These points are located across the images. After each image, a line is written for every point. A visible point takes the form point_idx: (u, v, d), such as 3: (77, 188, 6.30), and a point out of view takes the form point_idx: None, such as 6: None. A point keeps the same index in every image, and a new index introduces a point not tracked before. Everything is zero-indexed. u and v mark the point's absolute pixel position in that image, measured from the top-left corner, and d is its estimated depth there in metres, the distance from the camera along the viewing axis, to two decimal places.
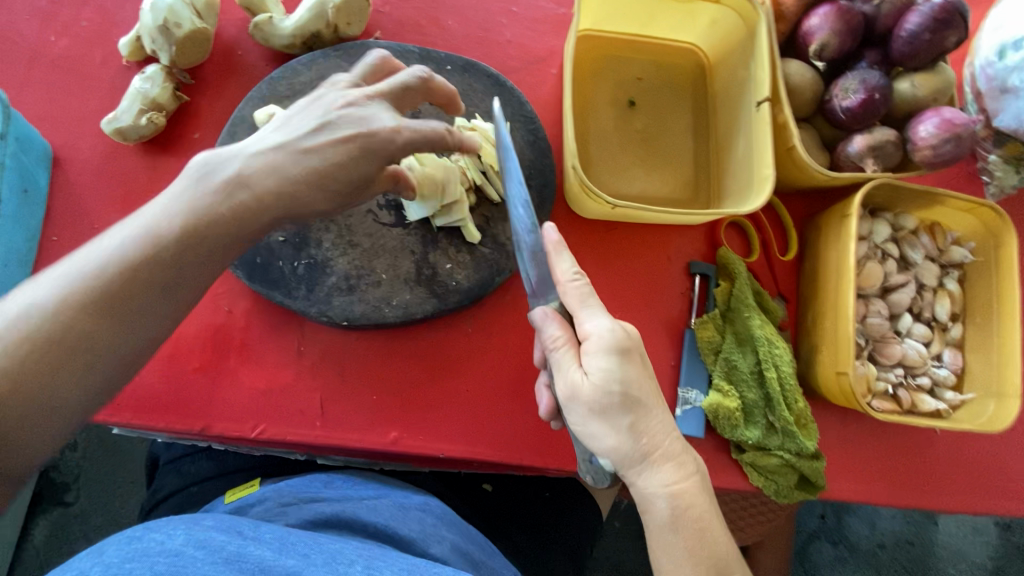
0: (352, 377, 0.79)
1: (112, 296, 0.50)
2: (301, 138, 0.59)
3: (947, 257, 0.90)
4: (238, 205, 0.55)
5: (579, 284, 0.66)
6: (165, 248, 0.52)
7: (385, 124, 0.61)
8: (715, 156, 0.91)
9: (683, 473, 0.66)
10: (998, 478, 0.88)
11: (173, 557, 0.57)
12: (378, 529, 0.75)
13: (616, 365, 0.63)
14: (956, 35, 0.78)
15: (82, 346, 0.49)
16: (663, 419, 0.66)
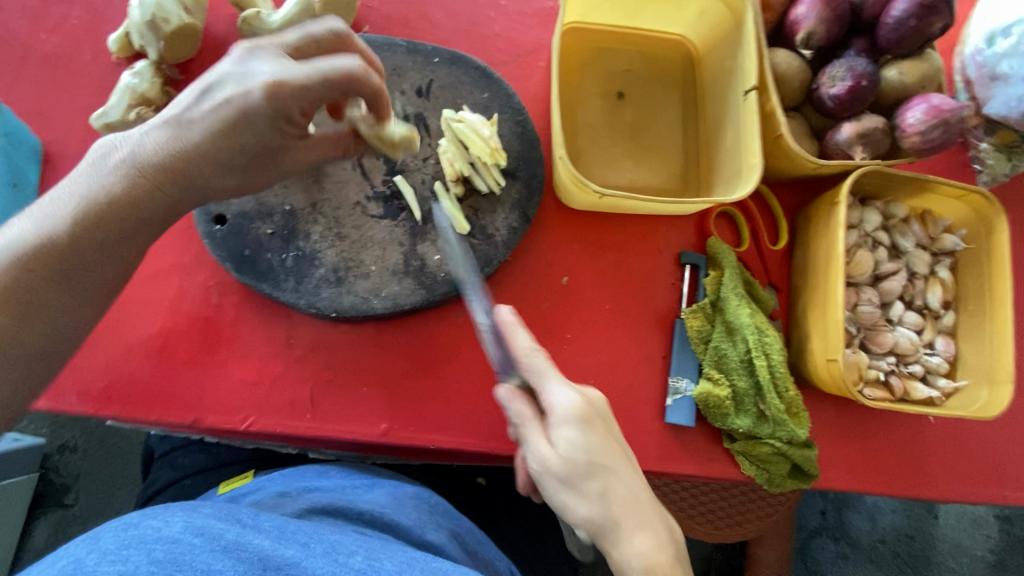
0: (343, 369, 0.79)
1: (23, 277, 0.56)
2: (182, 123, 0.58)
3: (939, 245, 0.89)
4: (147, 187, 0.59)
5: (539, 355, 0.68)
6: (72, 230, 0.57)
7: (259, 77, 0.56)
8: (705, 146, 0.91)
9: (657, 541, 0.65)
10: (993, 466, 0.87)
11: (171, 544, 0.57)
12: (374, 517, 0.75)
13: (581, 433, 0.65)
14: (941, 21, 0.78)
15: (21, 310, 0.56)
16: (632, 482, 0.66)
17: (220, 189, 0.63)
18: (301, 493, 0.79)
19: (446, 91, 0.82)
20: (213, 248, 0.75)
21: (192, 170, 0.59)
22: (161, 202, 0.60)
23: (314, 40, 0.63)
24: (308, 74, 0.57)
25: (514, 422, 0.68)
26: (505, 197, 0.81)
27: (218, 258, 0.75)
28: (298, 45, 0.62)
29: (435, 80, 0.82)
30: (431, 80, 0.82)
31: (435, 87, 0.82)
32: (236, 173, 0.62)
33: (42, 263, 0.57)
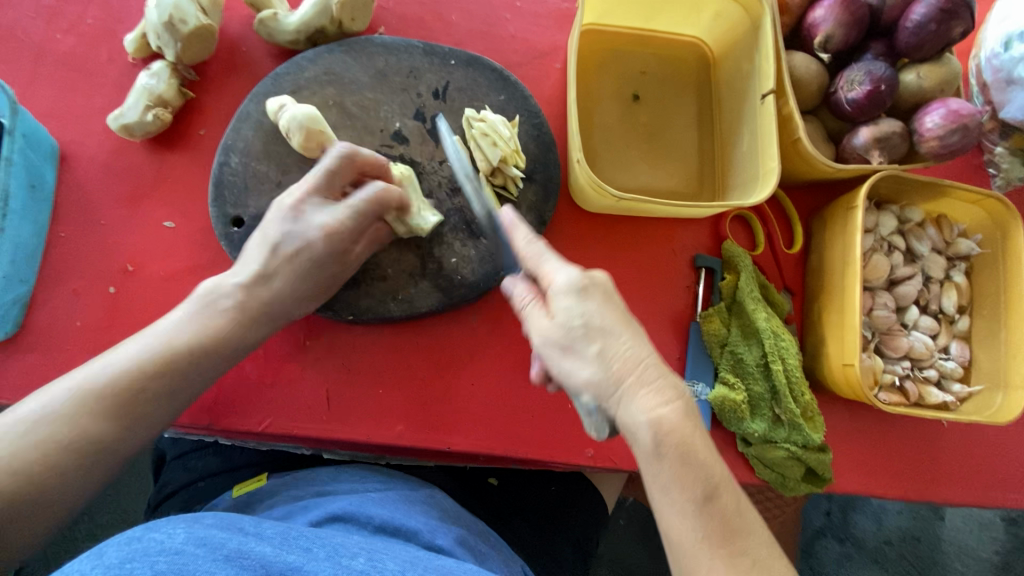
0: (359, 372, 0.79)
1: (119, 406, 0.59)
2: (264, 274, 0.68)
3: (954, 249, 0.89)
4: (250, 326, 0.68)
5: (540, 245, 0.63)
6: (166, 366, 0.62)
7: (313, 231, 0.68)
8: (720, 149, 0.91)
9: (666, 394, 0.58)
10: (1006, 470, 0.87)
11: (174, 555, 0.56)
12: (384, 522, 0.75)
13: (580, 300, 0.59)
14: (962, 25, 0.77)
15: (95, 448, 0.58)
16: (641, 345, 0.59)
17: (298, 316, 0.72)
18: (313, 498, 0.79)
19: (463, 93, 0.82)
20: (230, 249, 0.74)
21: (280, 306, 0.69)
22: (259, 337, 0.69)
23: (332, 171, 0.69)
24: (349, 215, 0.69)
25: (517, 311, 0.63)
26: (521, 200, 0.81)
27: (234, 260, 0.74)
28: (324, 179, 0.70)
29: (452, 82, 0.82)
30: (448, 82, 0.82)
31: (452, 89, 0.82)
32: (316, 299, 0.72)
33: (154, 381, 0.61)
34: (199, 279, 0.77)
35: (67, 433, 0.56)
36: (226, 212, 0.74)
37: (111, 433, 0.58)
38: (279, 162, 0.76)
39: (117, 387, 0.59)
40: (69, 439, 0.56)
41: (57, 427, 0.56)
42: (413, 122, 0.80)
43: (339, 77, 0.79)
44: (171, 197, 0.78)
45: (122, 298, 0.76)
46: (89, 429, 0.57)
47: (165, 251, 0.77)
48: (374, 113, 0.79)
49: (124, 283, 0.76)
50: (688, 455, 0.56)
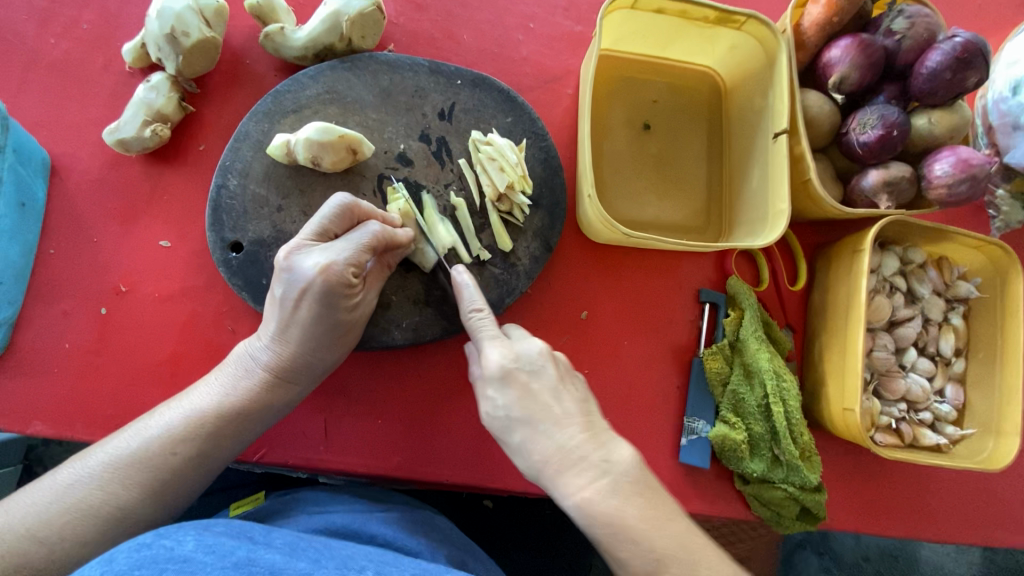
0: (358, 403, 0.77)
1: (151, 477, 0.62)
2: (281, 330, 0.66)
3: (954, 291, 0.90)
4: (282, 385, 0.68)
5: (481, 316, 0.65)
6: (192, 430, 0.64)
7: (313, 272, 0.64)
8: (729, 182, 0.91)
9: (592, 476, 0.57)
10: (993, 511, 0.90)
11: (184, 562, 0.53)
12: (385, 541, 0.75)
13: (499, 387, 0.61)
14: (976, 76, 0.77)
15: (121, 515, 0.60)
16: (564, 428, 0.59)
17: (328, 367, 0.70)
18: (314, 515, 0.78)
19: (469, 115, 0.79)
20: (229, 275, 0.72)
21: (304, 359, 0.68)
22: (293, 394, 0.70)
23: (331, 218, 0.66)
24: (349, 253, 0.65)
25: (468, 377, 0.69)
26: (528, 226, 0.79)
27: (234, 286, 0.72)
28: (324, 227, 0.66)
29: (457, 102, 0.79)
30: (454, 103, 0.79)
31: (458, 110, 0.79)
32: (340, 345, 0.69)
33: (185, 446, 0.63)
34: (195, 302, 0.74)
35: (94, 499, 0.59)
36: (225, 237, 0.72)
37: (137, 502, 0.61)
38: (280, 184, 0.73)
39: (148, 456, 0.62)
40: (97, 505, 0.59)
41: (86, 493, 0.60)
42: (418, 143, 0.78)
43: (342, 95, 0.77)
44: (168, 216, 0.75)
45: (115, 320, 0.73)
46: (117, 496, 0.60)
47: (161, 271, 0.74)
48: (378, 134, 0.77)
49: (117, 304, 0.73)
50: (619, 531, 0.55)
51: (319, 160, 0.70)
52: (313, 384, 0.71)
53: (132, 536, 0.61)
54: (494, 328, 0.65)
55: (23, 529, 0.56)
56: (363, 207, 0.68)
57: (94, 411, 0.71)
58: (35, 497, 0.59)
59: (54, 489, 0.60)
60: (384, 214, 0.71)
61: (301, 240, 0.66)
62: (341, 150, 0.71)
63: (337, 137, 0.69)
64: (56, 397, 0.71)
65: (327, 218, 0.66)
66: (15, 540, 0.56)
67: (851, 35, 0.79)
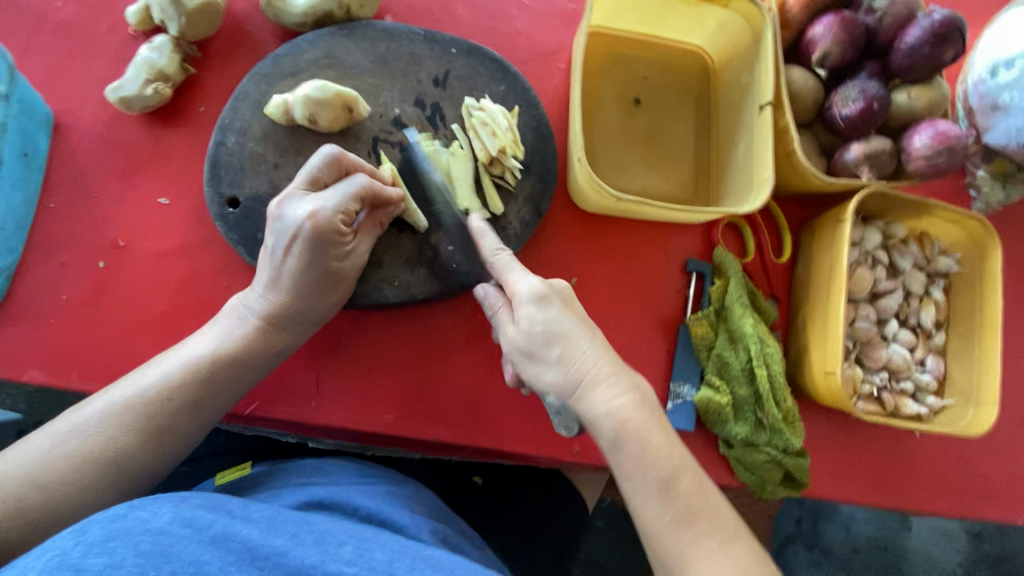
0: (349, 360, 0.79)
1: (148, 422, 0.63)
2: (274, 279, 0.68)
3: (934, 266, 0.92)
4: (276, 333, 0.70)
5: (507, 249, 0.69)
6: (190, 375, 0.65)
7: (303, 218, 0.66)
8: (717, 156, 0.93)
9: (624, 388, 0.61)
10: (973, 483, 0.92)
11: (159, 535, 0.52)
12: (369, 513, 0.76)
13: (542, 307, 0.63)
14: (953, 50, 0.80)
15: (118, 461, 0.61)
16: (596, 345, 0.62)
17: (320, 316, 0.72)
18: (298, 488, 0.79)
19: (463, 83, 0.81)
20: (225, 230, 0.73)
21: (298, 309, 0.70)
22: (288, 343, 0.71)
23: (320, 168, 0.68)
24: (337, 200, 0.67)
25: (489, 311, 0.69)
26: (518, 191, 0.81)
27: (230, 240, 0.73)
28: (313, 177, 0.68)
29: (452, 70, 0.81)
30: (448, 71, 0.81)
31: (452, 77, 0.81)
32: (332, 295, 0.71)
33: (181, 391, 0.64)
34: (191, 257, 0.76)
35: (93, 444, 0.60)
36: (222, 193, 0.74)
37: (136, 447, 0.62)
38: (277, 144, 0.75)
39: (145, 403, 0.63)
40: (95, 451, 0.60)
41: (83, 439, 0.60)
42: (412, 108, 0.80)
43: (340, 60, 0.79)
44: (167, 174, 0.77)
45: (113, 273, 0.74)
46: (115, 441, 0.61)
47: (159, 228, 0.76)
48: (374, 99, 0.79)
49: (114, 258, 0.75)
50: (647, 445, 0.59)
51: (316, 119, 0.72)
52: (307, 333, 0.73)
53: (130, 483, 0.62)
54: (519, 261, 0.69)
55: (20, 476, 0.57)
56: (352, 159, 0.69)
57: (89, 362, 0.72)
58: (34, 444, 0.59)
59: (48, 440, 0.60)
60: (371, 167, 0.73)
61: (294, 190, 0.68)
62: (337, 114, 0.73)
63: (334, 94, 0.71)
64: (52, 346, 0.72)
65: (315, 167, 0.68)
66: (14, 486, 0.56)
67: (833, 12, 0.82)
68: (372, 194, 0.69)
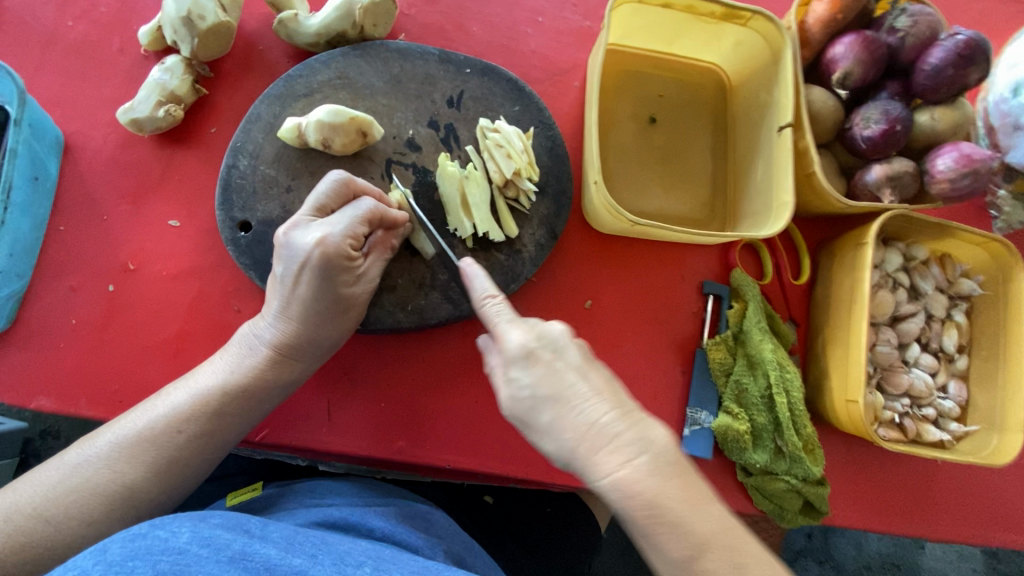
0: (362, 385, 0.77)
1: (157, 456, 0.61)
2: (282, 307, 0.66)
3: (956, 289, 0.90)
4: (285, 362, 0.68)
5: (496, 302, 0.63)
6: (199, 407, 0.64)
7: (308, 245, 0.64)
8: (735, 177, 0.91)
9: (633, 455, 0.55)
10: (995, 511, 0.90)
11: (177, 554, 0.52)
12: (384, 534, 0.76)
13: (525, 369, 0.59)
14: (977, 73, 0.78)
15: (127, 495, 0.60)
16: (597, 404, 0.57)
17: (331, 343, 0.70)
18: (312, 508, 0.79)
19: (477, 103, 0.80)
20: (237, 254, 0.72)
21: (307, 337, 0.68)
22: (298, 372, 0.69)
23: (328, 194, 0.67)
24: (345, 225, 0.65)
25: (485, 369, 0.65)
26: (534, 214, 0.80)
27: (242, 265, 0.72)
28: (320, 203, 0.66)
29: (466, 91, 0.80)
30: (463, 91, 0.80)
31: (466, 98, 0.80)
32: (342, 322, 0.69)
33: (190, 424, 0.63)
34: (202, 281, 0.75)
35: (102, 477, 0.59)
36: (234, 217, 0.73)
37: (144, 481, 0.61)
38: (289, 167, 0.74)
39: (153, 436, 0.62)
40: (105, 484, 0.59)
41: (93, 472, 0.60)
42: (427, 130, 0.78)
43: (353, 81, 0.78)
44: (178, 196, 0.76)
45: (122, 297, 0.73)
46: (124, 474, 0.60)
47: (169, 251, 0.75)
48: (387, 119, 0.78)
49: (124, 281, 0.74)
50: (663, 516, 0.53)
51: (329, 143, 0.71)
52: (318, 361, 0.71)
53: (140, 516, 0.61)
54: (509, 310, 0.63)
55: (32, 508, 0.57)
56: (360, 185, 0.68)
57: (98, 388, 0.71)
58: (45, 477, 0.59)
59: (61, 470, 0.60)
60: (380, 191, 0.72)
61: (300, 216, 0.66)
62: (353, 138, 0.72)
63: (348, 119, 0.70)
64: (61, 371, 0.71)
65: (321, 192, 0.67)
66: (24, 520, 0.56)
67: (855, 31, 0.81)
68: (378, 218, 0.68)
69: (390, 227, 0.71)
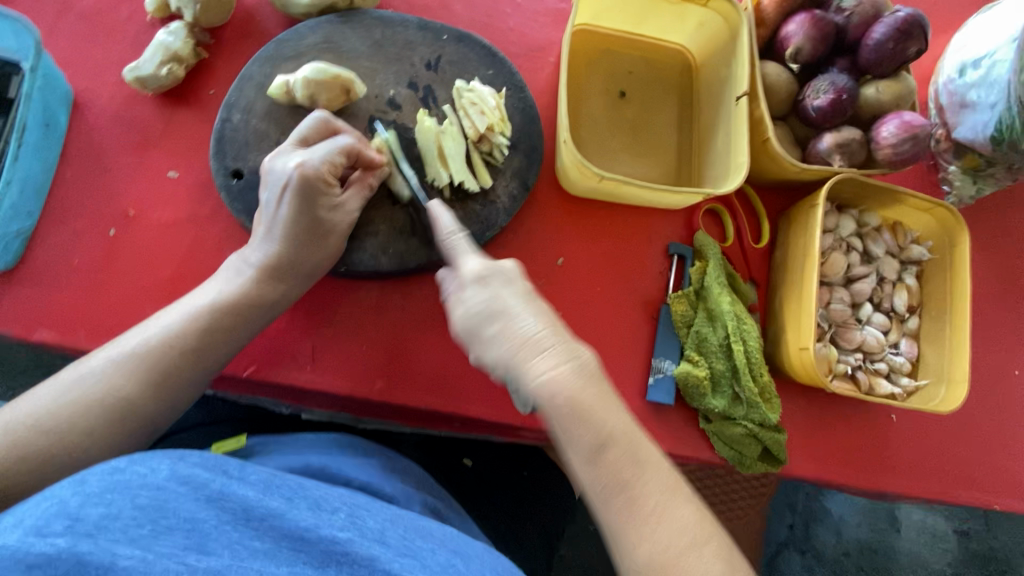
0: (344, 331, 0.82)
1: (150, 369, 0.66)
2: (268, 232, 0.73)
3: (907, 254, 0.96)
4: (269, 282, 0.73)
5: (459, 237, 0.71)
6: (189, 323, 0.69)
7: (288, 167, 0.70)
8: (698, 146, 0.98)
9: (565, 366, 0.64)
10: (948, 465, 0.94)
11: (155, 491, 0.53)
12: (361, 485, 0.79)
13: (477, 288, 0.67)
14: (917, 46, 0.86)
15: (121, 407, 0.65)
16: (536, 322, 0.66)
17: (314, 267, 0.75)
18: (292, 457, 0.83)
19: (453, 67, 0.87)
20: (229, 200, 0.78)
21: (290, 257, 0.73)
22: (282, 293, 0.74)
23: (309, 130, 0.74)
24: (323, 153, 0.71)
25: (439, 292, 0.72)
26: (506, 167, 0.86)
27: (234, 210, 0.78)
28: (302, 138, 0.74)
29: (443, 56, 0.87)
30: (440, 55, 0.87)
31: (444, 62, 0.87)
32: (323, 246, 0.74)
33: (181, 339, 0.68)
34: (197, 228, 0.80)
35: (99, 389, 0.64)
36: (227, 165, 0.79)
37: (137, 393, 0.66)
38: (280, 122, 0.80)
39: (147, 350, 0.67)
40: (101, 396, 0.64)
41: (90, 385, 0.64)
42: (406, 90, 0.85)
43: (338, 45, 0.84)
44: (177, 150, 0.82)
45: (122, 240, 0.79)
46: (119, 387, 0.65)
47: (167, 199, 0.81)
48: (371, 81, 0.84)
49: (125, 226, 0.79)
50: (584, 416, 0.62)
51: (315, 98, 0.78)
52: (303, 285, 0.75)
53: (134, 429, 0.66)
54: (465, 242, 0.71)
55: (28, 417, 0.61)
56: (340, 124, 0.75)
57: (97, 322, 0.76)
58: (41, 393, 0.63)
59: (58, 386, 0.64)
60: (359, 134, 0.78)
61: (281, 148, 0.73)
62: (338, 92, 0.78)
63: (330, 77, 0.77)
64: (62, 307, 0.76)
65: (302, 128, 0.74)
66: (23, 427, 0.60)
67: (806, 11, 0.88)
68: (355, 150, 0.74)
69: (368, 164, 0.77)
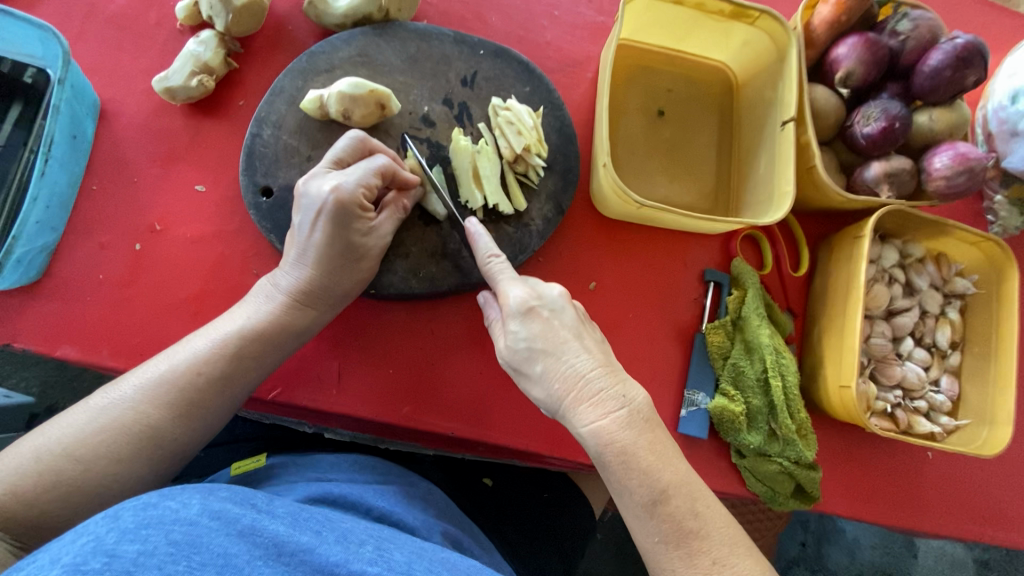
0: (370, 355, 0.80)
1: (179, 398, 0.64)
2: (300, 255, 0.70)
3: (951, 287, 0.92)
4: (300, 308, 0.71)
5: (498, 261, 0.70)
6: (220, 350, 0.67)
7: (324, 188, 0.68)
8: (737, 169, 0.95)
9: (610, 406, 0.62)
10: (986, 507, 0.91)
11: (189, 525, 0.51)
12: (382, 514, 0.77)
13: (524, 323, 0.66)
14: (975, 75, 0.82)
15: (150, 435, 0.63)
16: (584, 360, 0.64)
17: (347, 291, 0.73)
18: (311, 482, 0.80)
19: (490, 83, 0.84)
20: (258, 219, 0.76)
21: (322, 283, 0.71)
22: (312, 319, 0.72)
23: (345, 151, 0.71)
24: (358, 175, 0.69)
25: (488, 321, 0.72)
26: (542, 188, 0.83)
27: (262, 229, 0.76)
28: (337, 159, 0.71)
29: (480, 72, 0.84)
30: (476, 71, 0.84)
31: (480, 78, 0.84)
32: (355, 272, 0.72)
33: (211, 366, 0.66)
34: (224, 244, 0.78)
35: (128, 417, 0.62)
36: (257, 182, 0.76)
37: (166, 421, 0.64)
38: (311, 138, 0.78)
39: (176, 377, 0.65)
40: (129, 424, 0.62)
41: (118, 412, 0.63)
42: (441, 107, 0.82)
43: (372, 59, 0.82)
44: (205, 163, 0.80)
45: (148, 255, 0.77)
46: (148, 415, 0.63)
47: (194, 214, 0.78)
48: (405, 97, 0.81)
49: (151, 241, 0.77)
50: (632, 462, 0.61)
51: (350, 114, 0.75)
52: (332, 310, 0.74)
53: (162, 457, 0.64)
54: (511, 271, 0.70)
55: (62, 446, 0.60)
56: (375, 144, 0.73)
57: (121, 340, 0.74)
58: (73, 418, 0.62)
59: (88, 412, 0.63)
60: (393, 153, 0.76)
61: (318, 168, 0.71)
62: (372, 105, 0.75)
63: (368, 91, 0.74)
64: (87, 323, 0.74)
65: (339, 148, 0.71)
66: (54, 457, 0.59)
67: (858, 33, 0.84)
68: (390, 171, 0.72)
69: (402, 185, 0.75)
